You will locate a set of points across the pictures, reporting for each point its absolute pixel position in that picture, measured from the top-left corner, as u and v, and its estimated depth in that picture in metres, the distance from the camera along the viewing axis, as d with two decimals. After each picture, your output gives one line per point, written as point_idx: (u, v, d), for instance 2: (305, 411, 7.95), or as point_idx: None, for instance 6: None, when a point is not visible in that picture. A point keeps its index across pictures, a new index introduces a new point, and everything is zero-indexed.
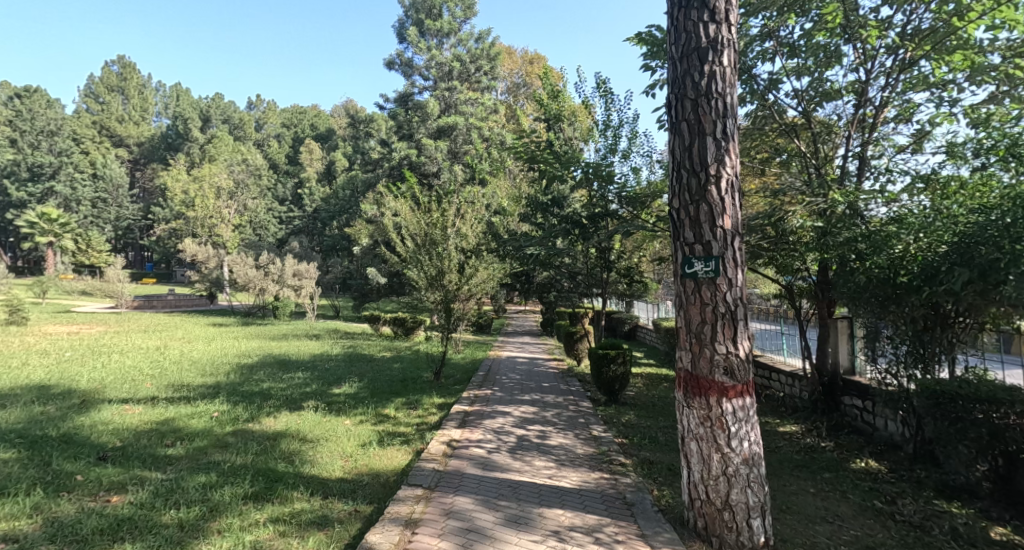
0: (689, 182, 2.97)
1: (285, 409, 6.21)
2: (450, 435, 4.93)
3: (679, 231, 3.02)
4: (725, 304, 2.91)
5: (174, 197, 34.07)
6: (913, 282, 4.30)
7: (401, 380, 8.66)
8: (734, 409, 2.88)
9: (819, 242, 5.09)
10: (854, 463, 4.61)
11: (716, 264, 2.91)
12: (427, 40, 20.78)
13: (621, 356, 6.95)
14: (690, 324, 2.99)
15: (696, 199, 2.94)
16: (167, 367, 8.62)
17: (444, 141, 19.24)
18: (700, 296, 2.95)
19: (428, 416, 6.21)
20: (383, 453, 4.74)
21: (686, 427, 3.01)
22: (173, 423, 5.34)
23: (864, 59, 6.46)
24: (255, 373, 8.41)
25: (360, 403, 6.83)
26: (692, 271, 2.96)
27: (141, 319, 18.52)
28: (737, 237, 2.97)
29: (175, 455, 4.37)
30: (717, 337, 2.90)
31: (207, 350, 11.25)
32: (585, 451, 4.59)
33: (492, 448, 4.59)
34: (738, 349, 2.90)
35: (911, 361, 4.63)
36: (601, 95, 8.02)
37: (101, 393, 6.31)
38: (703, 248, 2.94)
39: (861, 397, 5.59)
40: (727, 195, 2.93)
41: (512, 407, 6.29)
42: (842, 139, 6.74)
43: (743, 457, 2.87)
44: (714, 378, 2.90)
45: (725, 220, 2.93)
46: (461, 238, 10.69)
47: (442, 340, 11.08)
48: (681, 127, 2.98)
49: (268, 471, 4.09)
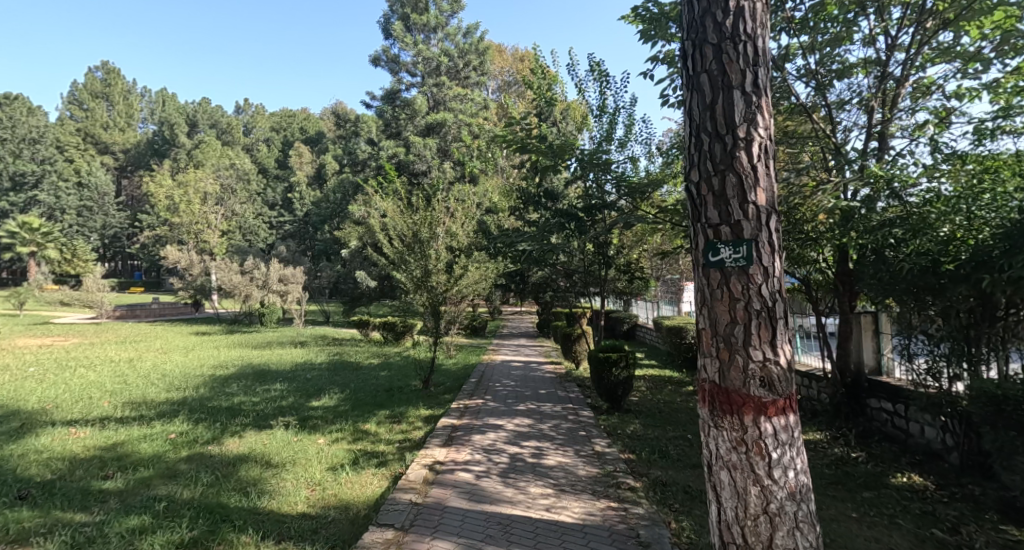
0: (711, 148, 2.38)
1: (253, 427, 5.59)
2: (434, 457, 4.33)
3: (699, 208, 2.45)
4: (761, 300, 2.33)
5: (159, 203, 33.31)
6: (961, 270, 3.74)
7: (387, 390, 8.08)
8: (776, 431, 2.29)
9: (843, 224, 4.52)
10: (895, 478, 4.04)
11: (748, 250, 2.33)
12: (414, 35, 20.18)
13: (624, 359, 6.36)
14: (716, 325, 2.41)
15: (721, 168, 2.36)
16: (132, 382, 7.99)
17: (433, 139, 18.64)
18: (729, 290, 2.37)
19: (412, 432, 5.61)
20: (356, 479, 4.13)
21: (712, 453, 2.45)
22: (119, 448, 4.71)
23: (880, 29, 5.92)
24: (228, 386, 7.81)
25: (339, 418, 6.22)
26: (718, 260, 2.38)
27: (121, 329, 17.82)
28: (774, 214, 2.38)
29: (110, 490, 3.74)
30: (751, 340, 2.33)
31: (182, 361, 10.63)
32: (587, 473, 4.00)
33: (481, 472, 3.99)
34: (777, 356, 2.33)
35: (955, 360, 4.07)
36: (595, 78, 7.47)
37: (46, 415, 5.68)
38: (731, 230, 2.35)
39: (891, 400, 5.02)
40: (761, 162, 2.34)
41: (506, 420, 5.71)
42: (857, 117, 6.16)
43: (788, 490, 2.29)
44: (749, 393, 2.31)
45: (759, 194, 2.34)
46: (450, 237, 10.13)
47: (431, 345, 10.49)
48: (701, 81, 2.40)
49: (215, 508, 3.47)
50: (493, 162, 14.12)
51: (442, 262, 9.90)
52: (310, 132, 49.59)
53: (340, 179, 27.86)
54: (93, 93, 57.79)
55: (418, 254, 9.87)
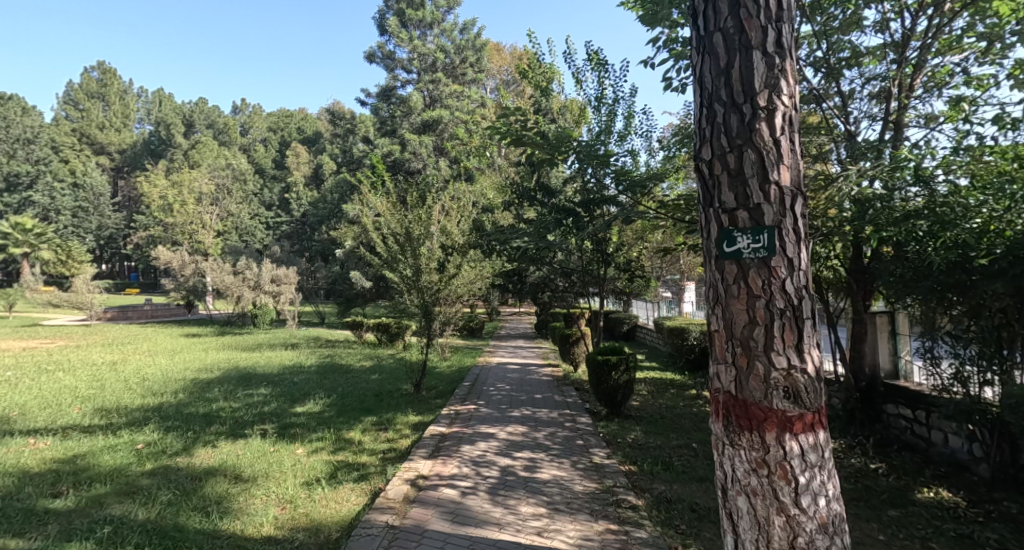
0: (726, 120, 2.04)
1: (228, 436, 5.24)
2: (417, 471, 3.98)
3: (711, 190, 2.10)
4: (785, 296, 1.98)
5: (153, 203, 32.95)
6: (995, 265, 3.42)
7: (376, 394, 7.73)
8: (803, 451, 1.94)
9: (856, 217, 4.16)
10: (921, 493, 3.69)
11: (769, 238, 1.98)
12: (409, 31, 19.84)
13: (624, 362, 6.01)
14: (731, 327, 2.07)
15: (738, 143, 2.01)
16: (109, 387, 7.64)
17: (429, 137, 18.29)
18: (746, 285, 2.02)
19: (399, 442, 5.26)
20: (332, 495, 3.78)
21: (727, 476, 2.10)
22: (79, 461, 4.36)
23: (896, 13, 5.59)
24: (209, 390, 7.47)
25: (322, 425, 5.87)
26: (734, 250, 2.04)
27: (111, 331, 17.47)
28: (801, 197, 2.03)
29: (57, 510, 3.39)
30: (774, 344, 1.98)
31: (167, 364, 10.28)
32: (584, 489, 3.65)
33: (468, 488, 3.63)
34: (803, 362, 1.97)
35: (983, 363, 3.72)
36: (593, 68, 7.14)
37: (8, 423, 5.34)
38: (748, 215, 2.01)
39: (911, 405, 4.68)
40: (785, 135, 1.99)
41: (498, 427, 5.36)
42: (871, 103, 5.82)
43: (818, 522, 1.94)
44: (770, 406, 1.97)
45: (782, 172, 1.99)
46: (444, 236, 9.79)
47: (424, 347, 10.15)
48: (715, 42, 2.06)
49: (169, 531, 3.13)
50: (489, 158, 13.77)
51: (435, 261, 9.56)
52: (307, 132, 49.23)
53: (335, 178, 27.51)
54: (89, 94, 57.45)
55: (410, 254, 9.52)
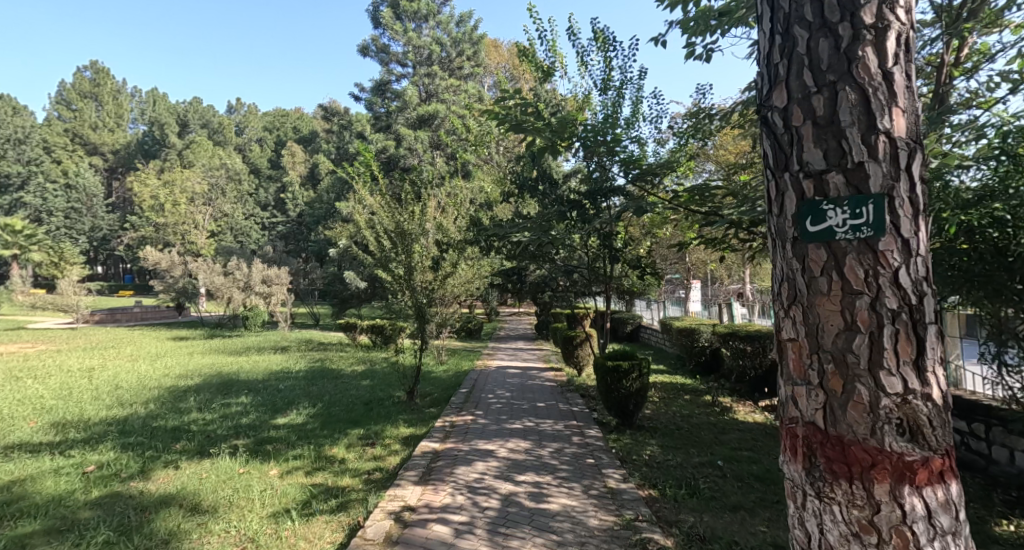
0: (815, 46, 1.48)
1: (194, 455, 4.66)
2: (404, 502, 3.40)
3: (788, 147, 1.54)
4: (899, 291, 1.41)
5: (144, 203, 32.31)
6: None
7: (366, 403, 7.16)
8: (930, 511, 1.37)
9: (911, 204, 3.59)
10: (997, 527, 3.13)
11: (877, 210, 1.41)
12: (404, 24, 19.26)
13: (636, 369, 5.44)
14: (818, 335, 1.50)
15: (832, 76, 1.45)
16: (76, 396, 7.04)
17: (425, 132, 17.66)
18: (843, 275, 1.45)
19: (386, 461, 4.69)
20: (303, 531, 3.20)
21: (811, 540, 1.54)
22: (16, 488, 3.78)
23: None
24: (185, 399, 6.89)
25: (303, 441, 5.29)
26: (823, 228, 1.47)
27: (96, 335, 16.84)
28: (920, 154, 1.45)
29: None
30: (883, 360, 1.40)
31: (147, 370, 9.69)
32: (600, 524, 3.08)
33: (463, 524, 3.06)
34: (925, 385, 1.41)
35: None
36: (599, 49, 6.59)
37: None
38: (847, 179, 1.44)
39: (968, 418, 4.12)
40: (899, 66, 1.43)
41: (498, 443, 4.79)
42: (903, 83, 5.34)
43: None
44: (880, 447, 1.39)
45: (895, 117, 1.42)
46: (439, 232, 9.22)
47: (418, 350, 9.57)
48: None
49: None
50: (486, 152, 13.18)
51: (430, 259, 8.98)
52: (303, 131, 48.62)
53: (330, 176, 26.88)
54: (82, 94, 56.71)
55: (403, 252, 8.97)
